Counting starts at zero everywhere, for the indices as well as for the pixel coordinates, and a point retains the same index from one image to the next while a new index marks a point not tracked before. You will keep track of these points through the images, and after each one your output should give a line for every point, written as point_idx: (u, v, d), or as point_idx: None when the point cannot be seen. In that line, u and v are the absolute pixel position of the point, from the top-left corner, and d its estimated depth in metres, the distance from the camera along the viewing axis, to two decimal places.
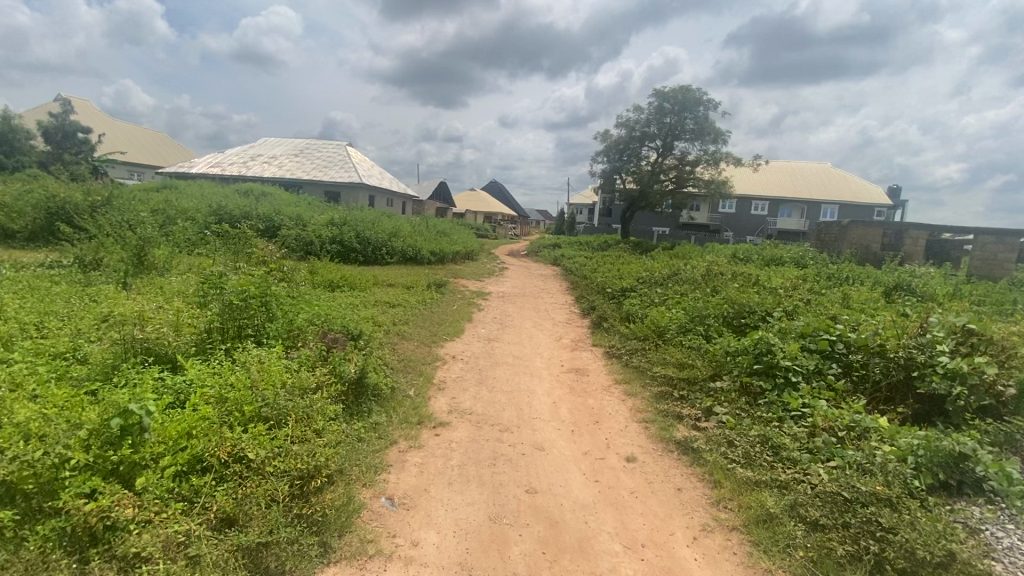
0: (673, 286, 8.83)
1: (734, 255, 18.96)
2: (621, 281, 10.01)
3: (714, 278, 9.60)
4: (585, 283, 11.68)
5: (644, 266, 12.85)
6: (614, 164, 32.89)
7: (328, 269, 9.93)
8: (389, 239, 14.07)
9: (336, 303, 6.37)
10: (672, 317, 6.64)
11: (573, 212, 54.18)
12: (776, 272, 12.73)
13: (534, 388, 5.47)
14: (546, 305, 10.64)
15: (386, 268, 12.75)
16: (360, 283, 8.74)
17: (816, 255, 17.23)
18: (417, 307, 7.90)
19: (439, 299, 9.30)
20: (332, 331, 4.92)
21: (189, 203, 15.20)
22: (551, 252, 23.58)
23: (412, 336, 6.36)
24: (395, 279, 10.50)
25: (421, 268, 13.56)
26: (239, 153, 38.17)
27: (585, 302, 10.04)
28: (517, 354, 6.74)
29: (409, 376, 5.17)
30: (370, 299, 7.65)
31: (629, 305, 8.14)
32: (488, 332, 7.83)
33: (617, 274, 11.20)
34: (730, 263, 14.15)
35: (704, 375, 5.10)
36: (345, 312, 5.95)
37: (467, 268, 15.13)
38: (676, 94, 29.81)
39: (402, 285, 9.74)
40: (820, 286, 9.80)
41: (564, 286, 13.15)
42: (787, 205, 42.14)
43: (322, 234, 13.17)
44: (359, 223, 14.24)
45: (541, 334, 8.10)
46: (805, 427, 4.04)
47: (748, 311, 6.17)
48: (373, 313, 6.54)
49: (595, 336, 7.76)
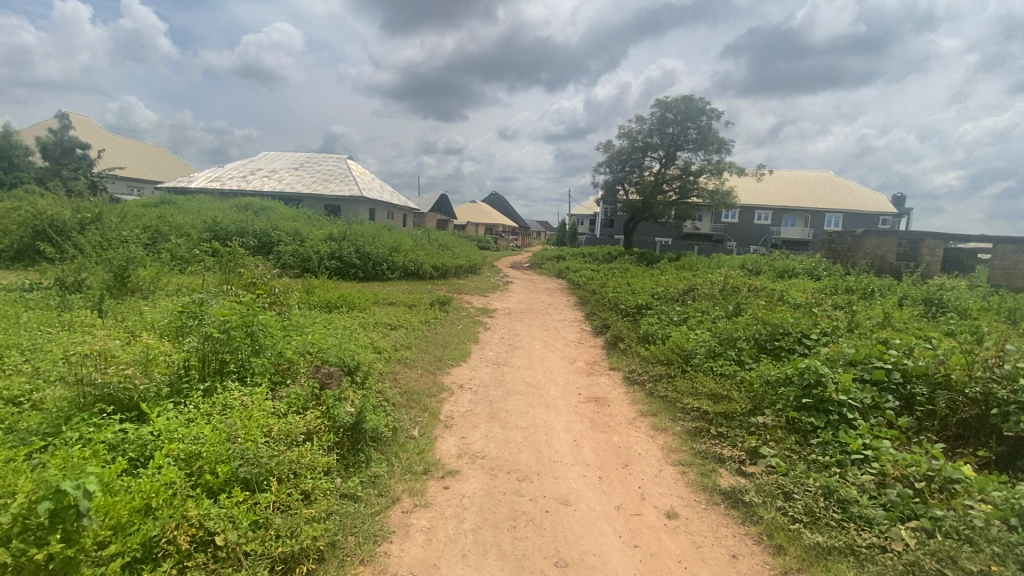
0: (691, 303, 8.30)
1: (745, 267, 18.40)
2: (634, 296, 9.48)
3: (733, 293, 9.07)
4: (594, 298, 11.16)
5: (655, 280, 12.36)
6: (617, 174, 32.51)
7: (326, 288, 9.42)
8: (391, 254, 13.59)
9: (332, 328, 5.84)
10: (698, 340, 6.12)
11: (575, 223, 53.83)
12: (794, 286, 12.19)
13: (552, 423, 4.92)
14: (555, 323, 10.10)
15: (387, 284, 12.25)
16: (359, 304, 8.21)
17: (829, 267, 16.73)
18: (420, 329, 7.38)
19: (443, 318, 8.77)
20: (326, 364, 4.39)
21: (183, 218, 14.74)
22: (556, 265, 23.13)
23: (415, 364, 5.83)
24: (396, 296, 9.97)
25: (423, 284, 13.05)
26: (239, 167, 37.96)
27: (597, 320, 9.52)
28: (529, 381, 6.19)
29: (412, 412, 4.63)
30: (369, 321, 7.12)
31: (646, 324, 7.59)
32: (497, 355, 7.28)
33: (629, 289, 10.68)
34: (744, 275, 13.66)
35: (744, 409, 4.55)
36: (342, 338, 5.42)
37: (470, 283, 14.61)
38: (679, 104, 29.55)
39: (402, 304, 9.22)
40: (846, 302, 9.26)
41: (572, 300, 12.63)
42: (791, 214, 41.76)
43: (320, 249, 12.68)
44: (358, 237, 13.76)
45: (553, 356, 7.55)
46: (872, 476, 3.50)
47: (783, 333, 5.65)
48: (372, 338, 6.01)
49: (611, 359, 7.21)
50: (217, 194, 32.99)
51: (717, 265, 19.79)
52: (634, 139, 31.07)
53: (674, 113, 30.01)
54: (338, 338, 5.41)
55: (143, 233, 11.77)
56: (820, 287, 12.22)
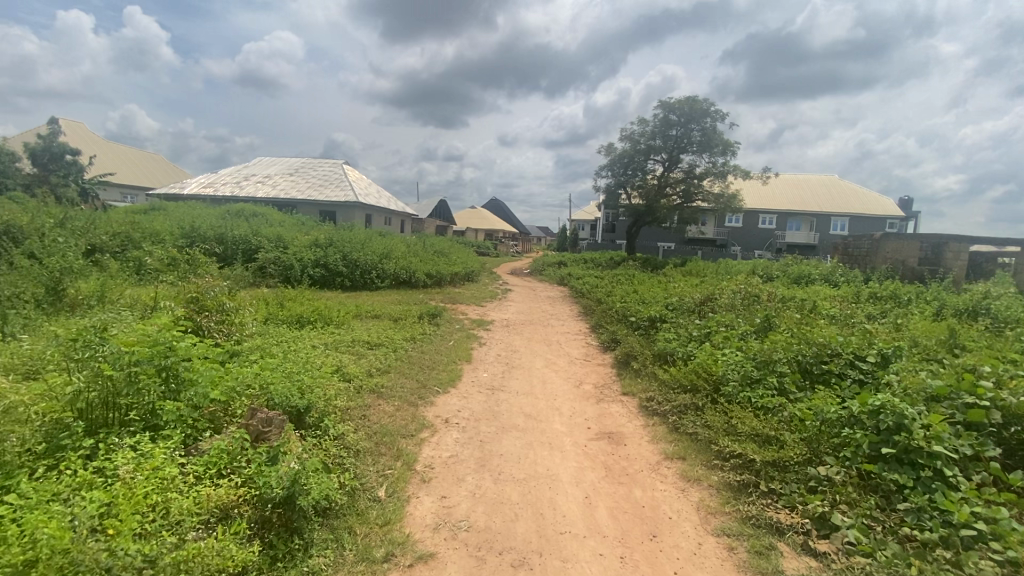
0: (711, 315, 7.36)
1: (756, 273, 17.46)
2: (646, 306, 8.54)
3: (756, 304, 8.13)
4: (600, 308, 10.21)
5: (665, 288, 11.45)
6: (619, 178, 31.64)
7: (304, 300, 8.52)
8: (380, 262, 12.69)
9: (292, 353, 4.92)
10: (728, 361, 5.19)
11: (576, 228, 53.03)
12: (816, 294, 11.26)
13: (558, 471, 3.97)
14: (557, 337, 9.14)
15: (375, 295, 11.32)
16: (336, 318, 7.27)
17: (847, 273, 15.78)
18: (405, 347, 6.45)
19: (432, 332, 7.83)
20: (267, 406, 3.46)
21: (161, 224, 13.83)
22: (556, 271, 22.22)
23: (393, 394, 4.88)
24: (381, 308, 9.03)
25: (414, 293, 12.11)
26: (233, 173, 37.19)
27: (604, 333, 8.60)
28: (528, 411, 5.23)
29: (381, 463, 3.68)
30: (344, 340, 6.19)
31: (662, 341, 6.64)
32: (491, 377, 6.33)
33: (638, 299, 9.73)
34: (759, 283, 12.74)
35: (798, 457, 3.61)
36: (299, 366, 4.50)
37: (466, 291, 13.67)
38: (683, 105, 28.73)
39: (388, 317, 8.28)
40: (881, 314, 8.30)
41: (575, 310, 11.73)
42: (796, 218, 40.87)
43: (304, 257, 11.78)
44: (346, 244, 12.85)
45: (556, 377, 6.59)
46: (999, 566, 2.54)
47: (830, 355, 4.80)
48: (341, 363, 5.09)
49: (623, 381, 6.27)
50: (209, 200, 32.16)
51: (725, 271, 18.87)
52: (636, 142, 30.25)
53: (677, 115, 29.21)
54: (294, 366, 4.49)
55: (110, 241, 10.84)
56: (843, 295, 11.28)
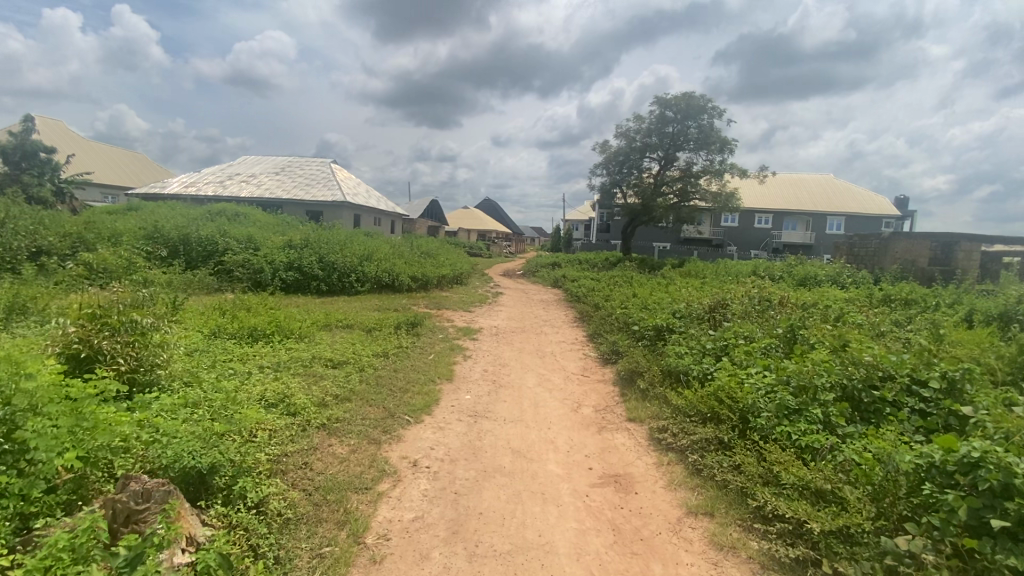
0: (727, 325, 6.49)
1: (757, 275, 16.70)
2: (651, 313, 7.67)
3: (774, 312, 7.29)
4: (599, 315, 9.33)
5: (667, 292, 10.62)
6: (615, 177, 30.84)
7: (268, 308, 7.57)
8: (360, 264, 11.78)
9: (222, 383, 4.00)
10: (756, 384, 4.36)
11: (570, 229, 52.21)
12: (831, 299, 10.44)
13: (554, 535, 3.10)
14: (551, 348, 8.24)
15: (353, 300, 10.38)
16: (299, 330, 6.34)
17: (854, 274, 15.05)
18: (376, 366, 5.55)
19: (410, 345, 6.90)
20: (152, 472, 2.57)
21: (125, 223, 12.83)
22: (550, 273, 21.39)
23: (350, 429, 4.00)
24: (355, 317, 8.08)
25: (397, 299, 11.17)
26: (216, 171, 36.04)
27: (603, 343, 7.76)
28: (517, 445, 4.35)
29: (319, 536, 2.77)
30: (299, 360, 5.29)
31: (673, 356, 5.77)
32: (475, 399, 5.44)
33: (640, 304, 8.85)
34: (765, 285, 11.96)
35: (867, 523, 2.78)
36: (220, 405, 3.59)
37: (453, 296, 12.74)
38: (679, 102, 28.01)
39: (363, 327, 7.37)
40: (911, 323, 7.48)
41: (570, 315, 10.88)
42: (792, 217, 40.34)
43: (276, 259, 10.84)
44: (324, 245, 11.91)
45: (551, 398, 5.70)
46: None
47: (881, 378, 3.99)
48: (288, 392, 4.18)
49: (629, 404, 5.41)
50: (190, 200, 31.03)
51: (725, 272, 18.21)
52: (631, 139, 29.49)
53: (674, 112, 28.48)
54: (216, 404, 3.58)
55: (61, 241, 9.87)
56: (858, 299, 10.48)
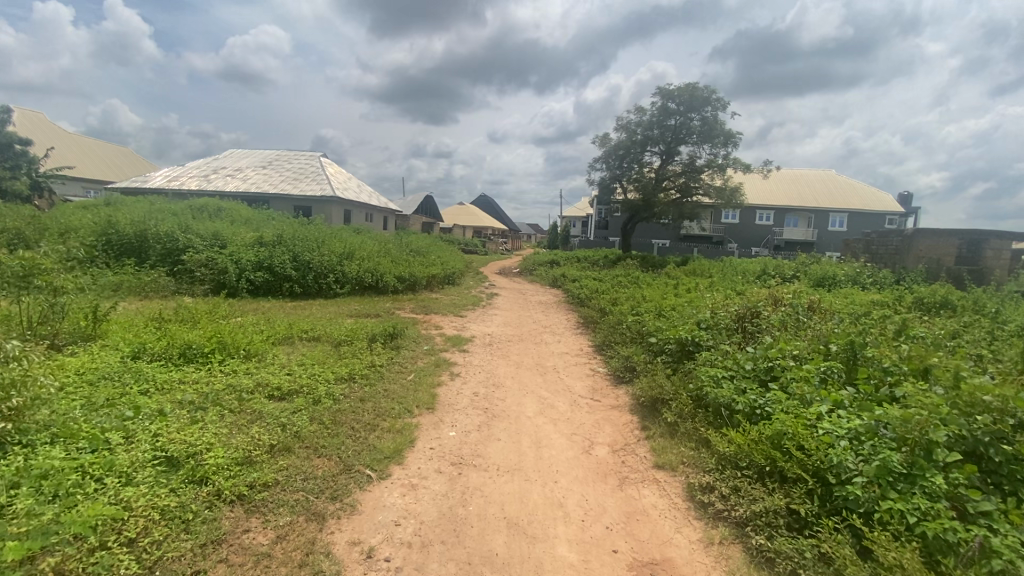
0: (767, 342, 5.38)
1: (769, 275, 15.69)
2: (670, 322, 6.56)
3: (816, 324, 6.19)
4: (606, 322, 8.25)
5: (679, 296, 9.55)
6: (614, 172, 29.70)
7: (220, 316, 6.40)
8: (340, 263, 10.63)
9: (101, 443, 2.88)
10: (833, 429, 3.28)
11: (567, 225, 51.10)
12: (863, 305, 9.37)
13: None
14: (553, 362, 7.12)
15: (330, 305, 9.23)
16: (247, 348, 5.20)
17: (874, 274, 14.05)
18: (336, 397, 4.43)
19: (386, 363, 5.76)
20: None
21: (80, 215, 11.58)
22: (548, 271, 20.29)
23: (282, 502, 2.89)
24: (325, 326, 6.91)
25: (380, 303, 10.01)
26: (201, 165, 34.64)
27: (614, 358, 6.68)
28: (515, 512, 3.24)
29: None
30: (236, 393, 4.15)
31: (707, 381, 4.65)
32: (462, 438, 4.32)
33: (654, 311, 7.74)
34: (785, 288, 10.91)
35: None
36: (76, 485, 2.45)
37: (443, 298, 11.58)
38: (682, 93, 26.91)
39: (331, 339, 6.22)
40: (973, 335, 6.40)
41: (572, 321, 9.80)
42: (795, 214, 39.43)
43: (243, 258, 9.64)
44: (299, 241, 10.71)
45: (556, 434, 4.59)
46: None
47: (1012, 428, 2.93)
48: (199, 448, 3.07)
49: (655, 443, 4.34)
50: (172, 194, 29.70)
51: (734, 271, 17.21)
52: (632, 132, 28.38)
53: (677, 103, 27.35)
54: (69, 484, 2.43)
55: None
56: (892, 304, 9.44)
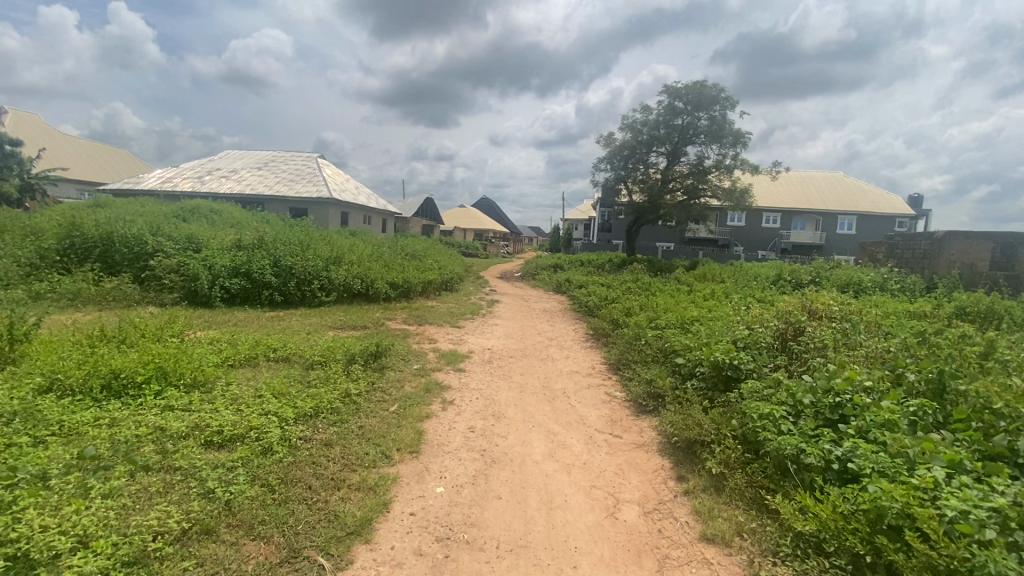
0: (825, 370, 4.45)
1: (787, 281, 14.71)
2: (700, 339, 5.63)
3: (875, 343, 5.23)
4: (620, 336, 7.33)
5: (699, 307, 8.61)
6: (619, 173, 28.79)
7: (174, 330, 5.47)
8: (327, 269, 9.71)
9: None
10: (966, 507, 2.36)
11: (569, 228, 50.25)
12: (905, 317, 8.40)
13: None
14: (562, 383, 6.19)
15: (312, 317, 8.33)
16: (193, 375, 4.27)
17: (902, 280, 13.03)
18: (293, 444, 3.51)
19: (365, 391, 4.84)
20: None
21: (46, 215, 10.69)
22: (552, 276, 19.33)
23: None
24: (299, 343, 5.99)
25: (368, 312, 9.11)
26: (195, 166, 33.80)
27: (633, 381, 5.75)
28: None
29: None
30: (160, 444, 3.22)
31: (760, 422, 3.73)
32: (452, 497, 3.38)
33: (677, 325, 6.79)
34: (812, 296, 9.94)
35: None
36: None
37: (439, 306, 10.64)
38: (690, 91, 26.03)
39: (303, 360, 5.29)
40: None
41: (581, 334, 8.86)
42: (802, 217, 38.42)
43: (218, 263, 8.72)
44: (282, 244, 9.81)
45: (571, 487, 3.65)
46: None
47: None
48: (67, 546, 2.15)
49: (699, 503, 3.43)
50: (164, 196, 28.88)
51: (748, 277, 16.26)
52: (638, 132, 27.49)
53: (684, 102, 26.47)
54: None
55: None
56: (937, 316, 8.44)
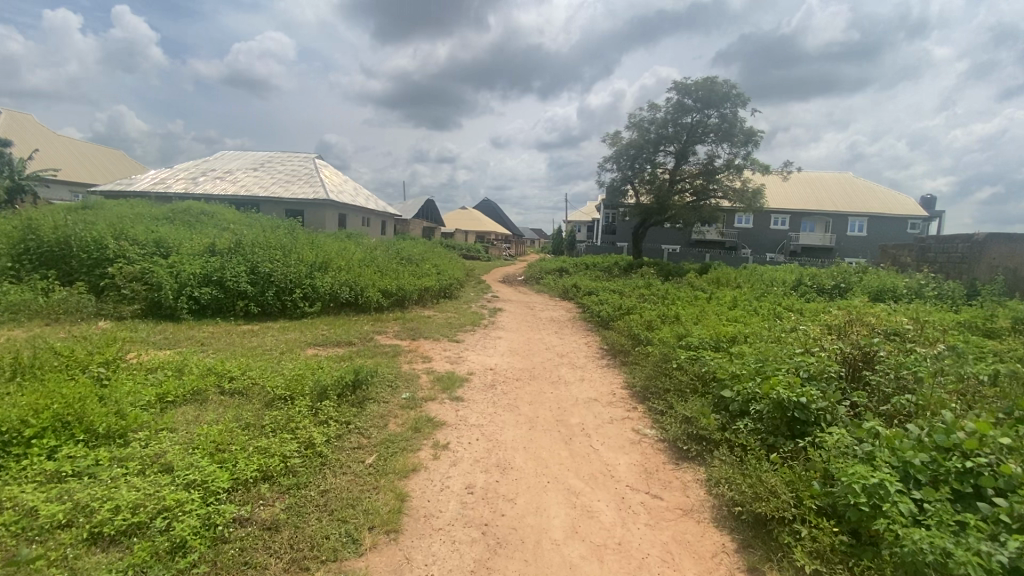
0: (928, 419, 3.47)
1: (811, 288, 13.67)
2: (749, 365, 4.65)
3: (973, 373, 4.21)
4: (644, 357, 6.33)
5: (728, 321, 7.61)
6: (626, 173, 27.74)
7: (106, 357, 4.47)
8: (310, 276, 8.73)
9: None
10: None
11: (572, 229, 49.28)
12: (968, 333, 7.35)
13: None
14: (581, 416, 5.19)
15: (292, 332, 7.35)
16: (106, 425, 3.28)
17: (939, 287, 11.98)
18: (217, 535, 2.52)
19: (336, 438, 3.84)
20: None
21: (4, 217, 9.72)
22: (557, 280, 18.32)
23: None
24: (264, 369, 4.99)
25: (356, 325, 8.12)
26: (190, 167, 32.95)
27: (667, 417, 4.76)
28: None
29: None
30: (14, 549, 2.24)
31: (865, 498, 2.72)
32: None
33: (714, 346, 5.78)
34: (850, 307, 8.91)
35: None
36: None
37: (436, 317, 9.63)
38: (700, 88, 25.04)
39: (262, 395, 4.30)
40: None
41: (595, 350, 7.86)
42: (812, 219, 37.34)
43: (186, 270, 7.74)
44: (261, 248, 8.84)
45: None
46: None
47: None
48: None
49: None
50: (156, 197, 28.01)
51: (767, 282, 15.20)
52: (645, 131, 26.48)
53: (694, 99, 25.50)
54: None
55: None
56: (1000, 332, 7.41)
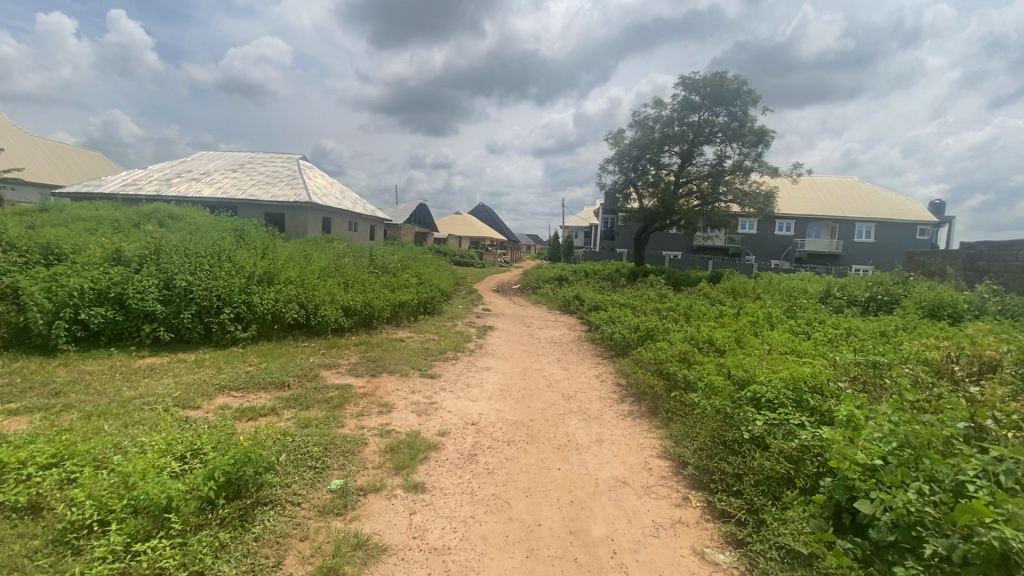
0: None
1: (846, 303, 11.90)
2: (890, 451, 2.81)
3: None
4: (689, 413, 4.47)
5: (785, 355, 5.78)
6: (628, 174, 25.99)
7: None
8: (245, 291, 6.82)
9: None
10: None
11: (569, 235, 47.51)
12: None
13: None
14: (607, 518, 3.33)
15: (207, 367, 5.47)
16: None
17: (1003, 301, 10.19)
18: None
19: None
20: None
21: None
22: (556, 290, 16.47)
23: None
24: (97, 452, 3.09)
25: (300, 355, 6.22)
26: (165, 167, 31.00)
27: (755, 542, 2.92)
28: None
29: None
30: None
31: None
32: None
33: (796, 402, 3.94)
34: (926, 333, 7.07)
35: None
36: None
37: (411, 341, 7.73)
38: (709, 84, 23.34)
39: (53, 524, 2.44)
40: None
41: (612, 390, 5.98)
42: (818, 224, 35.75)
43: (70, 284, 5.84)
44: (185, 255, 6.94)
45: None
46: None
47: None
48: None
49: None
50: (124, 200, 26.06)
51: (793, 294, 13.42)
52: (649, 130, 24.78)
53: (702, 96, 23.82)
54: None
55: None
56: None
